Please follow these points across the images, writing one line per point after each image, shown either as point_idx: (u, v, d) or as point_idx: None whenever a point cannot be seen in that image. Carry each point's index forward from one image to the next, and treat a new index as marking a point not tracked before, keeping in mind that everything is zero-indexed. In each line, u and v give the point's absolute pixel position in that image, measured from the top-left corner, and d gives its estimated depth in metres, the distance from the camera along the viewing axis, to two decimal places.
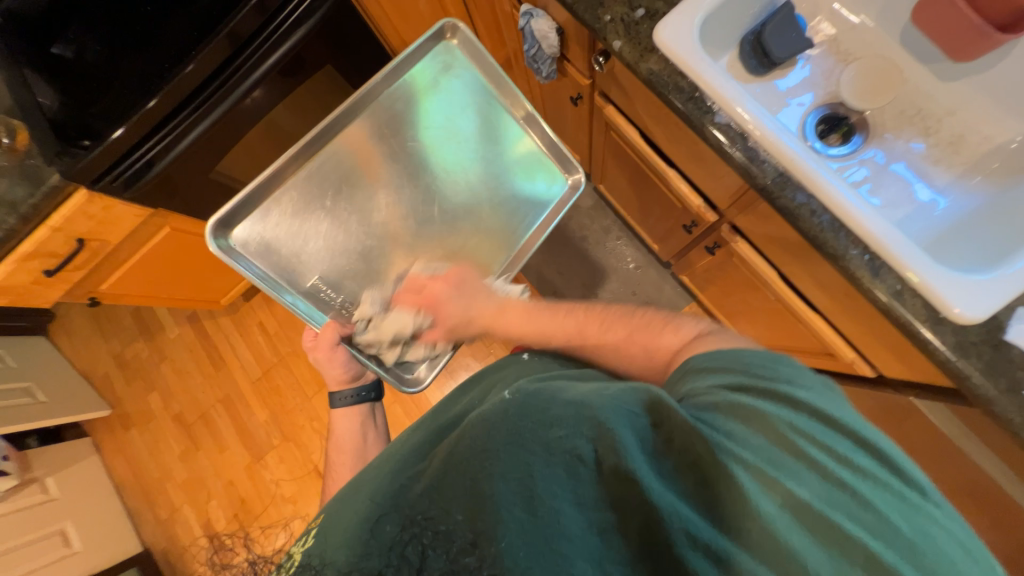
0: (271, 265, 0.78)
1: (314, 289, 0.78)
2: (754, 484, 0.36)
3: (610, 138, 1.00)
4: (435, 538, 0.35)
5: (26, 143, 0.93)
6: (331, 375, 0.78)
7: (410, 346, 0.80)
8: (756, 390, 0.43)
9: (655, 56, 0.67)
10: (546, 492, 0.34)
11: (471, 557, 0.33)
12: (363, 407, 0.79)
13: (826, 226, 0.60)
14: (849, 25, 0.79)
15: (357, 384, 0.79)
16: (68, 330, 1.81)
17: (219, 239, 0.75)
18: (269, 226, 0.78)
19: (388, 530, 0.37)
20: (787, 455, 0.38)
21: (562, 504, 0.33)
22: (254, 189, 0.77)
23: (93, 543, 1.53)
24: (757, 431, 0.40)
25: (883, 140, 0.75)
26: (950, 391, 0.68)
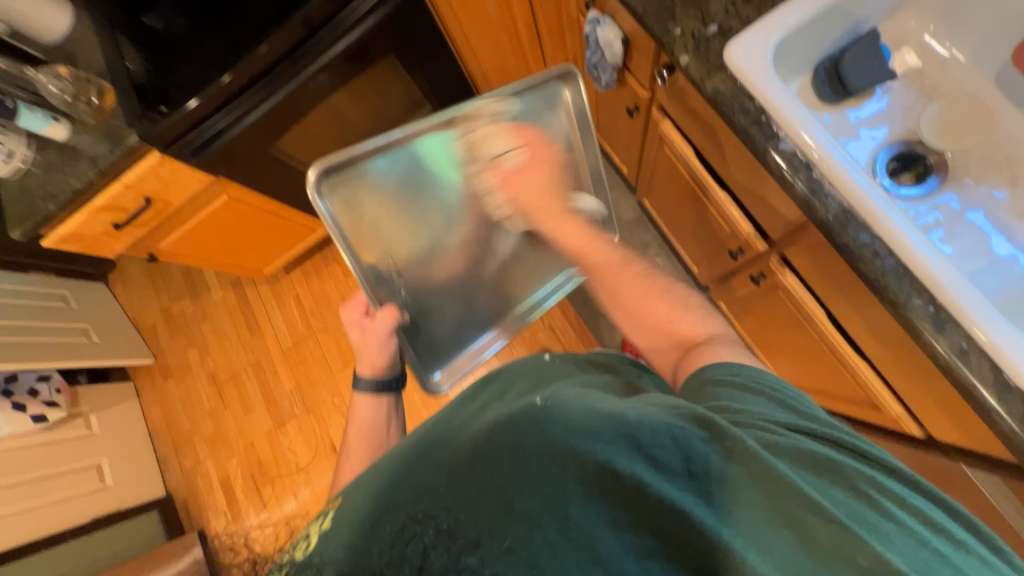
0: (354, 227, 0.74)
1: (382, 272, 0.76)
2: (824, 526, 0.33)
3: (662, 153, 0.98)
4: (436, 537, 0.36)
5: (111, 105, 1.01)
6: (365, 361, 0.76)
7: (439, 352, 0.84)
8: (768, 420, 0.42)
9: (722, 75, 0.65)
10: (579, 513, 0.33)
11: (473, 557, 0.34)
12: (387, 397, 0.77)
13: (890, 270, 0.56)
14: (939, 58, 0.74)
15: (385, 373, 0.78)
16: (125, 280, 1.94)
17: (319, 191, 0.72)
18: (360, 196, 0.74)
19: (389, 529, 0.38)
20: (840, 501, 0.36)
21: (595, 528, 0.33)
22: (361, 153, 0.73)
23: (124, 481, 1.63)
24: (808, 470, 0.38)
25: (962, 185, 0.70)
26: (1010, 465, 0.62)
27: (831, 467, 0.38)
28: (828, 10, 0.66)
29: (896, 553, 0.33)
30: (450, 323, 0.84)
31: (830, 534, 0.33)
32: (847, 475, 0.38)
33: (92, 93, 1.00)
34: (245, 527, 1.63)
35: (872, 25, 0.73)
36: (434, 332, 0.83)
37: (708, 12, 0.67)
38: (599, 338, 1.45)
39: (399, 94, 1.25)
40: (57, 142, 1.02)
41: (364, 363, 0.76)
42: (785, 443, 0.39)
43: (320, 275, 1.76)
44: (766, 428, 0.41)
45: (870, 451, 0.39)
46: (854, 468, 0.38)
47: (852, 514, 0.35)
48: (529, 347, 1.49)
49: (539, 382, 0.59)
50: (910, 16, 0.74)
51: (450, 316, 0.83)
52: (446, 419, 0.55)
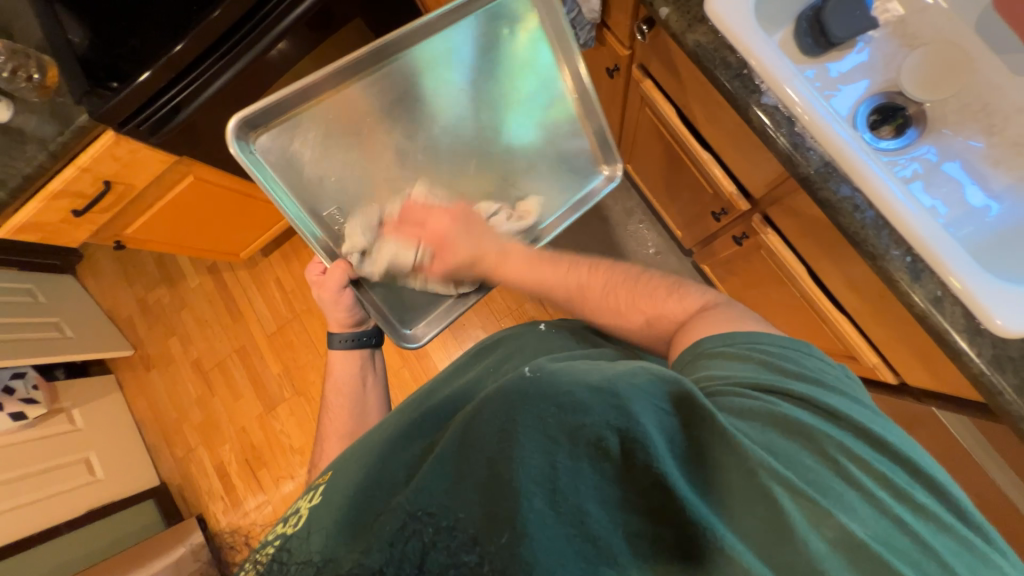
0: (291, 178, 0.71)
1: (329, 219, 0.74)
2: (788, 498, 0.35)
3: (645, 115, 0.96)
4: (436, 534, 0.33)
5: (55, 81, 0.93)
6: (334, 319, 0.77)
7: (413, 307, 0.80)
8: (736, 383, 0.45)
9: (704, 27, 0.63)
10: (569, 487, 0.32)
11: (471, 554, 0.32)
12: (363, 351, 0.79)
13: (869, 223, 0.56)
14: (921, 5, 0.73)
15: (359, 329, 0.79)
16: (95, 270, 1.86)
17: (241, 142, 0.67)
18: (298, 139, 0.71)
19: (387, 530, 0.34)
20: (817, 477, 0.37)
21: (586, 502, 0.32)
22: (285, 98, 0.68)
23: (115, 473, 1.62)
24: (767, 428, 0.40)
25: (940, 136, 0.70)
26: (979, 405, 0.66)
27: (807, 434, 0.40)
28: None
29: (853, 521, 0.34)
30: (420, 272, 0.79)
31: (802, 513, 0.34)
32: (815, 441, 0.39)
33: (32, 69, 0.91)
34: (244, 510, 1.64)
35: None
36: (402, 283, 0.79)
37: None
38: None
39: None
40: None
41: (333, 321, 0.77)
42: (755, 407, 0.42)
43: (299, 257, 1.72)
44: (745, 397, 0.43)
45: (844, 417, 0.41)
46: (825, 437, 0.40)
47: (815, 482, 0.37)
48: (517, 319, 1.50)
49: (534, 354, 0.59)
50: None
51: (415, 268, 0.79)
52: (429, 397, 0.56)
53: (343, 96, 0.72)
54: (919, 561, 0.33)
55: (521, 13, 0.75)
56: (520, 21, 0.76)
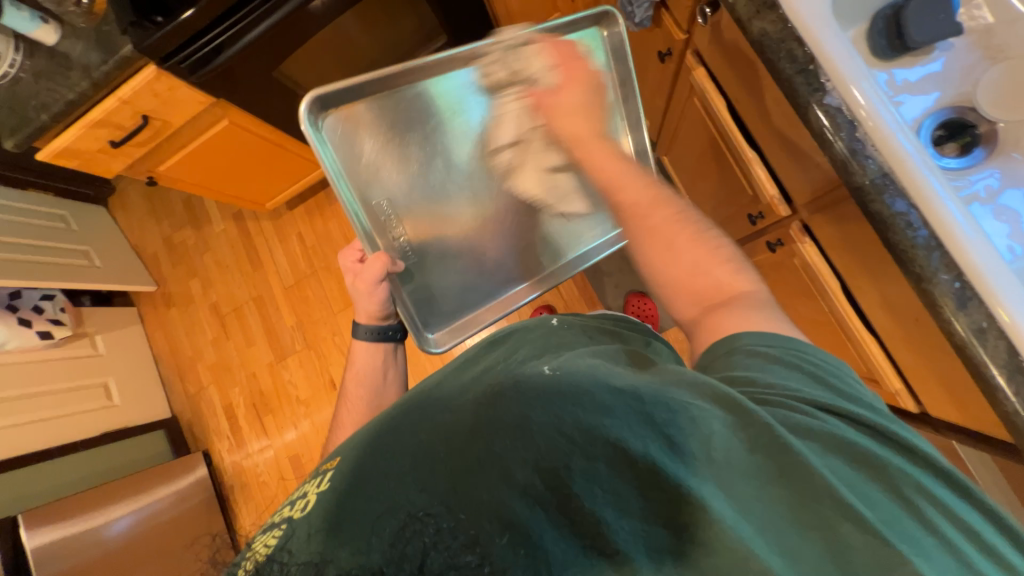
0: (351, 167, 0.72)
1: (377, 208, 0.73)
2: (856, 531, 0.33)
3: (691, 105, 0.92)
4: (437, 537, 0.34)
5: (103, 8, 0.93)
6: (364, 309, 0.76)
7: (439, 311, 0.80)
8: (791, 395, 0.41)
9: (773, 15, 0.59)
10: (586, 493, 0.33)
11: (471, 555, 0.33)
12: (387, 344, 0.78)
13: (921, 242, 0.53)
14: (1013, 15, 0.66)
15: (383, 322, 0.78)
16: (125, 204, 1.91)
17: (311, 118, 0.67)
18: (362, 132, 0.72)
19: (389, 530, 0.34)
20: (873, 500, 0.36)
21: (601, 508, 0.33)
22: (361, 84, 0.69)
23: (131, 401, 1.69)
24: (832, 454, 0.38)
25: (1009, 160, 0.66)
26: (1003, 444, 0.63)
27: (874, 465, 0.38)
28: None
29: (928, 565, 0.33)
30: (453, 274, 0.79)
31: (867, 544, 0.33)
32: (887, 475, 0.37)
33: None
34: (248, 452, 1.71)
35: None
36: (435, 282, 0.79)
37: None
38: (602, 298, 1.45)
39: (411, 21, 1.16)
40: (47, 47, 0.95)
41: (363, 311, 0.76)
42: (816, 427, 0.39)
43: (323, 214, 1.73)
44: (792, 406, 0.40)
45: (924, 455, 0.39)
46: (897, 467, 0.38)
47: (889, 519, 0.35)
48: (531, 302, 1.50)
49: (549, 345, 0.58)
50: None
51: (451, 266, 0.79)
52: (439, 389, 0.54)
53: (396, 100, 0.73)
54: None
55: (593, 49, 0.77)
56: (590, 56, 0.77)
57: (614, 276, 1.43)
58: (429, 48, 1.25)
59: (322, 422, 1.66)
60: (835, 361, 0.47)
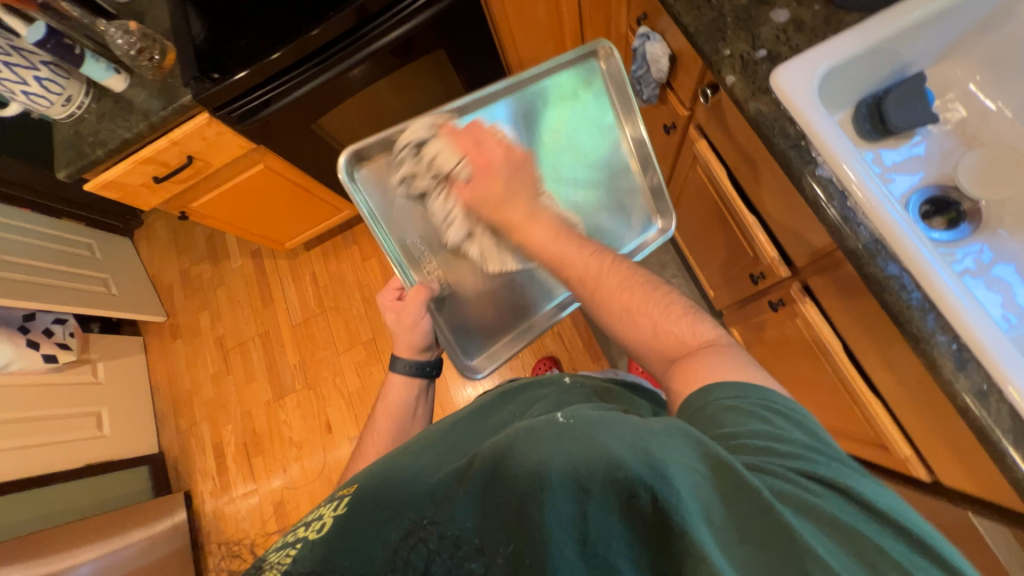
0: (386, 209, 0.76)
1: (412, 248, 0.76)
2: None
3: (694, 173, 1.00)
4: (440, 543, 0.38)
5: (170, 65, 1.05)
6: (409, 344, 0.78)
7: (474, 338, 0.81)
8: (766, 453, 0.40)
9: (767, 98, 0.67)
10: (599, 539, 0.34)
11: (476, 562, 0.36)
12: (421, 381, 0.81)
13: (915, 304, 0.56)
14: (983, 110, 0.74)
15: (421, 357, 0.81)
16: (150, 237, 1.99)
17: (349, 171, 0.74)
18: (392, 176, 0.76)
19: (394, 535, 0.40)
20: (867, 565, 0.33)
21: (616, 557, 0.33)
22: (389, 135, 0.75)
23: (120, 433, 1.65)
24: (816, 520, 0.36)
25: (994, 236, 0.70)
26: (1020, 519, 0.61)
27: (850, 533, 0.35)
28: (878, 49, 0.67)
29: None
30: (482, 308, 0.80)
31: None
32: (863, 544, 0.34)
33: (155, 51, 1.03)
34: (231, 496, 1.64)
35: (919, 68, 0.74)
36: (468, 315, 0.80)
37: (759, 37, 0.69)
38: (606, 351, 1.45)
39: (439, 89, 1.28)
40: (114, 93, 1.06)
41: (406, 346, 0.78)
42: (790, 491, 0.37)
43: (338, 256, 1.80)
44: (787, 472, 0.39)
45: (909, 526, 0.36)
46: (876, 536, 0.35)
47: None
48: (535, 352, 1.51)
49: (560, 399, 0.60)
50: (956, 64, 0.75)
51: (485, 300, 0.80)
52: (460, 433, 0.58)
53: None
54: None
55: (592, 82, 0.81)
56: (590, 89, 0.81)
57: None
58: None
59: (313, 466, 1.60)
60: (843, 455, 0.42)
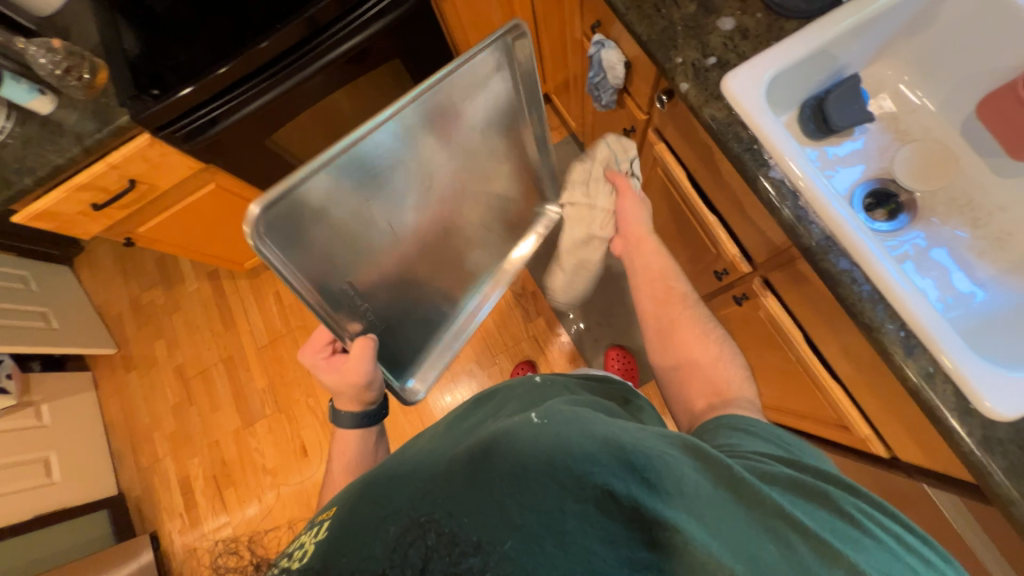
0: (311, 264, 0.69)
1: (344, 294, 0.75)
2: (809, 546, 0.38)
3: (655, 174, 1.02)
4: (438, 540, 0.36)
5: (103, 83, 0.98)
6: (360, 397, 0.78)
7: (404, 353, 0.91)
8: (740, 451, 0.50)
9: (719, 104, 0.69)
10: (577, 529, 0.35)
11: (473, 559, 0.35)
12: (373, 427, 0.80)
13: (865, 296, 0.60)
14: (910, 106, 0.80)
15: (368, 406, 0.79)
16: (94, 264, 1.86)
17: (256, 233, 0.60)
18: (311, 225, 0.66)
19: (394, 530, 0.38)
20: (822, 519, 0.41)
21: (590, 542, 0.35)
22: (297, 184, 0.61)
23: (72, 478, 1.52)
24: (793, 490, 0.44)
25: (929, 224, 0.75)
26: (967, 484, 0.66)
27: (825, 495, 0.43)
28: (818, 54, 0.71)
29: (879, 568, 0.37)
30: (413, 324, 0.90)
31: (811, 546, 0.38)
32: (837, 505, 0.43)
33: (84, 70, 0.95)
34: (203, 531, 1.55)
35: (854, 69, 0.79)
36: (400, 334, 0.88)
37: (709, 45, 0.72)
38: (583, 352, 1.46)
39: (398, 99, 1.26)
40: (41, 116, 0.98)
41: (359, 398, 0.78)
42: (778, 473, 0.45)
43: None
44: (757, 459, 0.48)
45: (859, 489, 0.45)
46: (840, 496, 0.43)
47: (838, 531, 0.40)
48: (512, 357, 1.51)
49: (533, 397, 0.60)
50: (887, 65, 0.81)
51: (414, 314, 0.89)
52: (440, 437, 0.56)
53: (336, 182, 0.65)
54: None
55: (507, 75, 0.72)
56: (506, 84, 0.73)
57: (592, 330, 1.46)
58: None
59: (289, 493, 1.54)
60: (801, 447, 0.54)
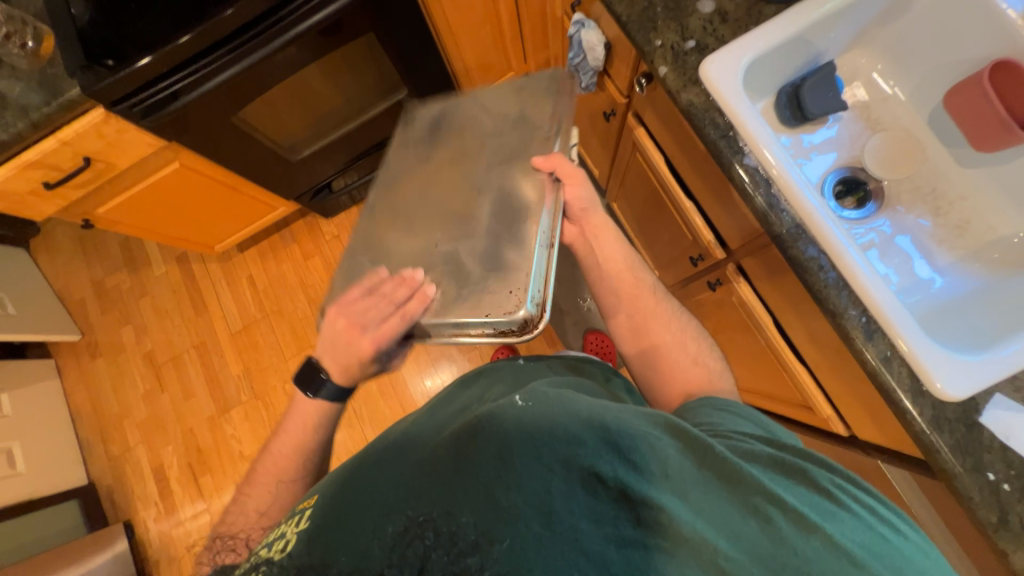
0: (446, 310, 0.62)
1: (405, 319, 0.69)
2: (786, 518, 0.39)
3: (634, 159, 1.02)
4: (437, 539, 0.35)
5: (49, 51, 0.91)
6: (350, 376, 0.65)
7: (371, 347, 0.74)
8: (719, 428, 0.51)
9: (697, 89, 0.69)
10: (564, 509, 0.36)
11: (473, 558, 0.34)
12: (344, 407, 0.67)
13: (831, 283, 0.61)
14: (882, 95, 0.81)
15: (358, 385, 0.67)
16: (52, 246, 1.76)
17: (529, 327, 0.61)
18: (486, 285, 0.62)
19: (390, 531, 0.37)
20: (800, 494, 0.42)
21: (578, 521, 0.36)
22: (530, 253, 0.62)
23: (38, 468, 1.48)
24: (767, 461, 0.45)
25: (895, 212, 0.77)
26: (917, 461, 0.71)
27: (800, 470, 0.44)
28: (795, 41, 0.71)
29: (845, 533, 0.39)
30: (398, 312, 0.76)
31: (785, 516, 0.39)
32: (808, 476, 0.43)
33: (27, 37, 0.88)
34: (179, 519, 1.53)
35: (830, 57, 0.79)
36: None
37: (688, 28, 0.71)
38: (563, 336, 1.48)
39: (373, 75, 1.20)
40: None
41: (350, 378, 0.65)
42: (759, 450, 0.45)
43: (277, 256, 1.68)
44: (738, 437, 0.48)
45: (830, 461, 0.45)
46: (812, 468, 0.44)
47: (815, 505, 0.41)
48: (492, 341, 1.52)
49: (516, 380, 0.61)
50: (861, 53, 0.81)
51: None
52: (423, 421, 0.56)
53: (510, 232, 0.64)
54: (878, 549, 0.39)
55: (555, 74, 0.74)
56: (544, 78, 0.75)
57: (572, 315, 1.47)
58: (391, 102, 1.31)
59: None
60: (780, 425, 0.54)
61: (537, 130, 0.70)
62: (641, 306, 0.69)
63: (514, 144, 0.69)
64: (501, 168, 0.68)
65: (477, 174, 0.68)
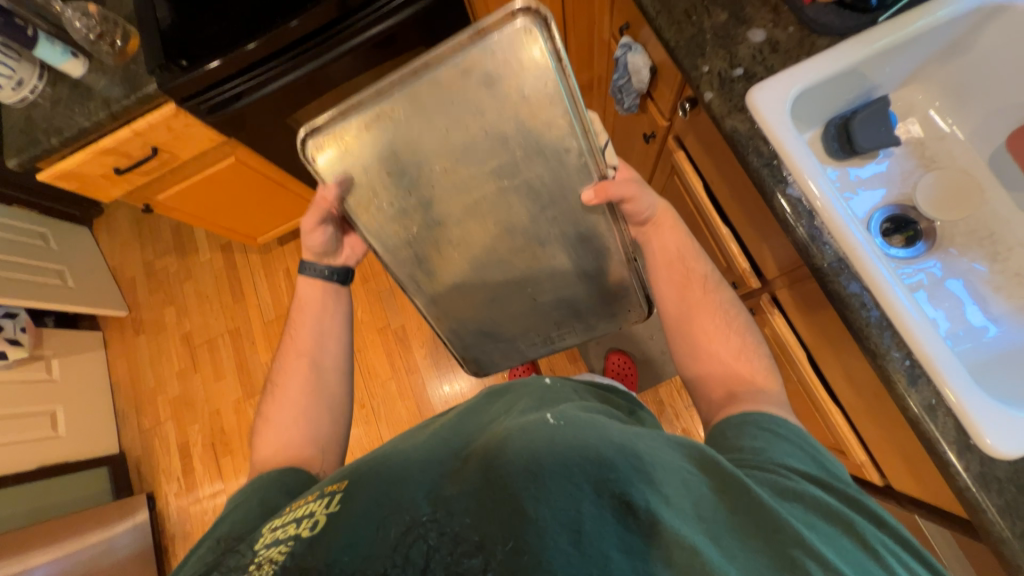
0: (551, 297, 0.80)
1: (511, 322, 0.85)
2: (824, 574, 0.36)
3: (672, 181, 1.02)
4: (439, 541, 0.37)
5: (133, 50, 0.99)
6: (307, 244, 0.76)
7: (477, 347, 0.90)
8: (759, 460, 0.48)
9: (742, 116, 0.69)
10: (593, 532, 0.35)
11: (474, 559, 0.35)
12: (328, 286, 0.78)
13: (873, 322, 0.59)
14: (939, 132, 0.79)
15: (326, 262, 0.78)
16: (111, 227, 1.89)
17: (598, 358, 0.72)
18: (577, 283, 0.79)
19: (394, 531, 0.38)
20: (844, 552, 0.39)
21: (609, 548, 0.34)
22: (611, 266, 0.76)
23: (77, 433, 1.57)
24: (814, 513, 0.42)
25: (947, 254, 0.74)
26: (957, 519, 0.66)
27: (845, 521, 0.42)
28: (848, 73, 0.70)
29: None
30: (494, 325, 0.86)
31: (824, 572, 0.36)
32: (855, 530, 0.41)
33: (116, 36, 0.98)
34: (197, 496, 1.59)
35: (884, 91, 0.77)
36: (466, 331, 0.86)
37: (737, 55, 0.71)
38: (584, 354, 1.47)
39: None
40: (71, 78, 1.00)
41: (305, 247, 0.76)
42: (806, 496, 0.44)
43: None
44: (778, 473, 0.46)
45: (885, 521, 0.43)
46: (861, 524, 0.42)
47: (857, 567, 0.39)
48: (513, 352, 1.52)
49: (544, 398, 0.60)
50: (918, 89, 0.79)
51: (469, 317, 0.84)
52: (454, 426, 0.57)
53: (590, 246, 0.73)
54: None
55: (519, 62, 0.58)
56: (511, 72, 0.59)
57: None
58: None
59: None
60: (832, 456, 0.51)
61: (568, 150, 0.63)
62: (690, 293, 0.68)
63: (546, 177, 0.66)
64: (549, 211, 0.69)
65: (535, 224, 0.70)
